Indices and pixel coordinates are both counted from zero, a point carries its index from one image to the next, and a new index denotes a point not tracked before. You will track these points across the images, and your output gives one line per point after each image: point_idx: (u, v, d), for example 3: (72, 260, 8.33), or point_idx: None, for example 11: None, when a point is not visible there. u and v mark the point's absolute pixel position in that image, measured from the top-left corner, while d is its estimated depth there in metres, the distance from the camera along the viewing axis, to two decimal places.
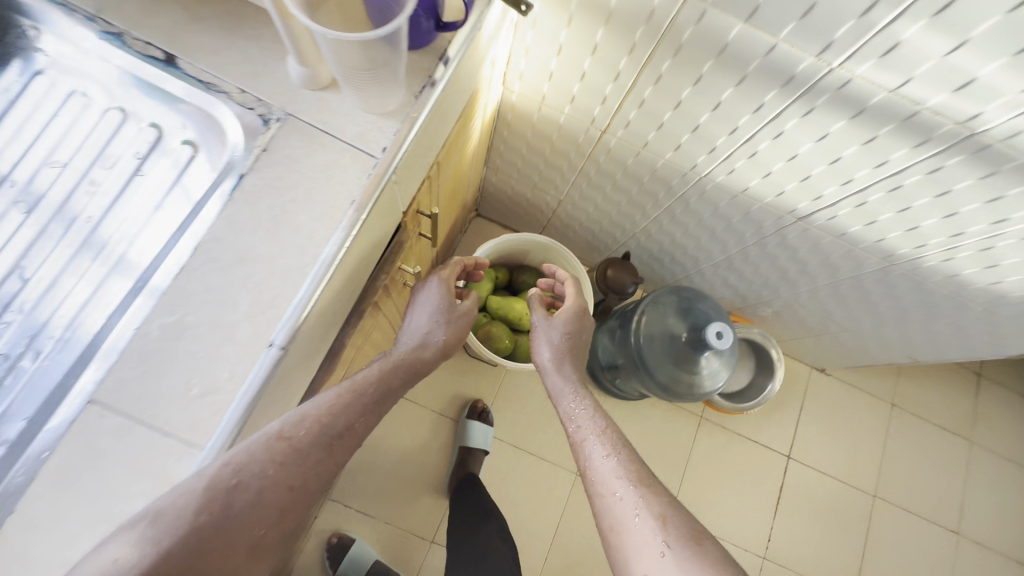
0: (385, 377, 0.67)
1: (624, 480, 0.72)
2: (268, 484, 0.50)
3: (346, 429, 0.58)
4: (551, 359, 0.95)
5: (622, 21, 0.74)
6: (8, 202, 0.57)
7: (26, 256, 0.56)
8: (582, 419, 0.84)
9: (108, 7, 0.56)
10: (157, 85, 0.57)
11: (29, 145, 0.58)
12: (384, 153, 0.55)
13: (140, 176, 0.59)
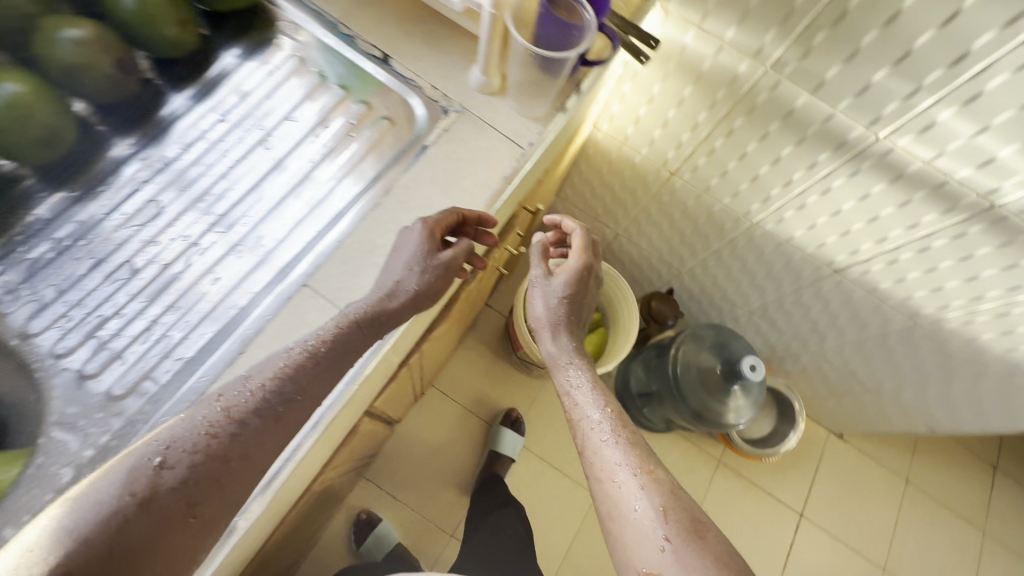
0: (340, 333, 0.55)
1: (627, 463, 0.61)
2: (201, 460, 0.46)
3: (286, 386, 0.51)
4: (546, 321, 0.77)
5: (709, 82, 0.92)
6: (154, 198, 0.64)
7: (160, 244, 0.62)
8: (579, 382, 0.72)
9: (346, 14, 0.71)
10: (368, 73, 0.71)
11: (188, 156, 0.67)
12: (530, 146, 0.70)
13: (289, 196, 0.66)
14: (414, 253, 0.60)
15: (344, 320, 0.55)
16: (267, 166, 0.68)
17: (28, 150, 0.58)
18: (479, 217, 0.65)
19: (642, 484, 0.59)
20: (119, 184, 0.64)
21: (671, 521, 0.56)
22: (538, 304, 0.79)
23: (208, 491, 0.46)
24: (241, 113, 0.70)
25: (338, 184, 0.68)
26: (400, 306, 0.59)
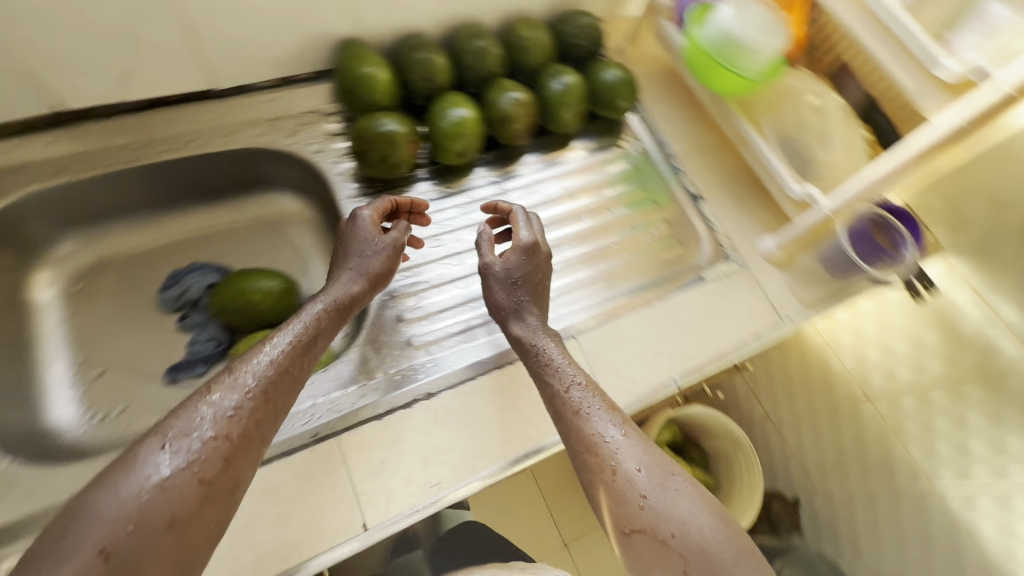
0: (315, 321, 0.55)
1: (606, 419, 0.51)
2: (206, 443, 0.42)
3: (282, 364, 0.49)
4: (500, 307, 0.64)
5: (971, 341, 0.78)
6: (459, 243, 0.77)
7: (457, 273, 0.75)
8: (535, 350, 0.59)
9: (686, 156, 0.88)
10: (682, 203, 0.86)
11: (500, 213, 0.81)
12: (789, 320, 0.76)
13: (570, 262, 0.79)
14: (359, 241, 0.63)
15: (314, 312, 0.55)
16: (579, 233, 0.82)
17: (447, 152, 0.77)
18: (508, 209, 0.71)
19: (624, 437, 0.50)
20: (475, 195, 0.82)
21: (648, 465, 0.48)
22: (497, 292, 0.65)
23: (218, 486, 0.42)
24: (578, 186, 0.86)
25: (617, 271, 0.80)
26: (349, 288, 0.60)
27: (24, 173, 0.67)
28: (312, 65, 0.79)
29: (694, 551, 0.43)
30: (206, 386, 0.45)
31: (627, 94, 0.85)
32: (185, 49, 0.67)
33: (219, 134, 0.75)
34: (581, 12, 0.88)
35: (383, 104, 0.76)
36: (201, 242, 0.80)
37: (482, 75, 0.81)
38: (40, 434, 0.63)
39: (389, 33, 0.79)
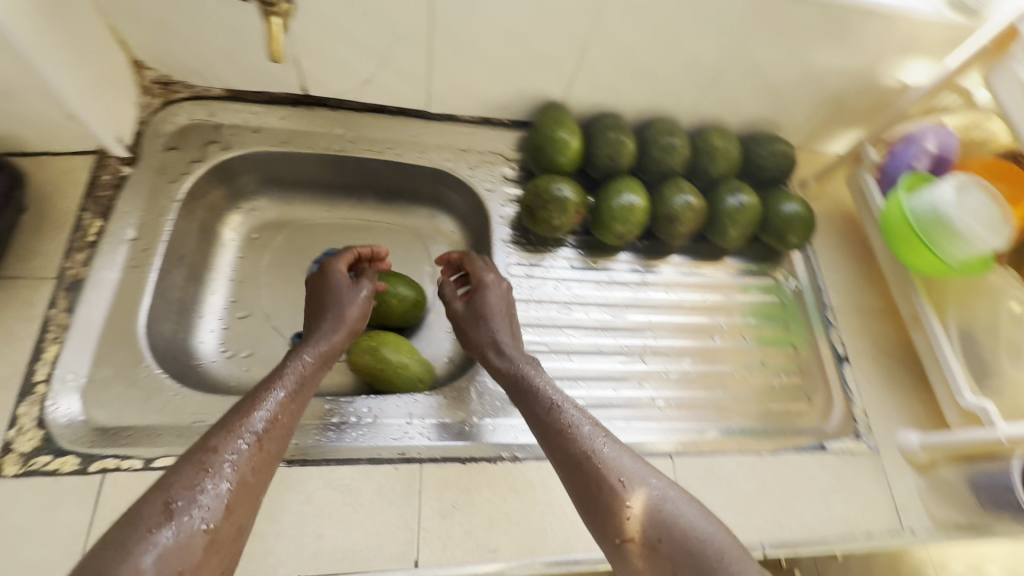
0: (300, 369, 0.59)
1: (586, 429, 0.54)
2: (214, 491, 0.46)
3: (276, 410, 0.54)
4: (483, 343, 0.67)
5: None
6: (582, 318, 0.78)
7: (571, 345, 0.75)
8: (517, 375, 0.62)
9: (841, 311, 0.83)
10: (823, 358, 0.80)
11: (629, 302, 0.81)
12: (911, 533, 0.67)
13: (687, 377, 0.77)
14: (342, 291, 0.68)
15: (299, 361, 0.60)
16: (704, 349, 0.80)
17: (606, 231, 0.78)
18: (461, 256, 0.75)
19: (605, 445, 0.53)
20: (615, 276, 0.82)
21: (633, 469, 0.51)
22: (474, 330, 0.69)
23: (221, 532, 0.45)
24: (716, 301, 0.84)
25: (729, 403, 0.76)
26: (334, 333, 0.65)
27: (260, 135, 0.78)
28: (512, 114, 0.85)
29: (683, 552, 0.44)
30: (206, 444, 0.48)
31: (802, 231, 0.82)
32: (421, 74, 0.75)
33: (415, 149, 0.83)
34: (777, 138, 0.88)
35: (563, 169, 0.79)
36: (360, 229, 0.87)
37: (661, 169, 0.82)
38: (184, 351, 0.71)
39: (591, 108, 0.84)
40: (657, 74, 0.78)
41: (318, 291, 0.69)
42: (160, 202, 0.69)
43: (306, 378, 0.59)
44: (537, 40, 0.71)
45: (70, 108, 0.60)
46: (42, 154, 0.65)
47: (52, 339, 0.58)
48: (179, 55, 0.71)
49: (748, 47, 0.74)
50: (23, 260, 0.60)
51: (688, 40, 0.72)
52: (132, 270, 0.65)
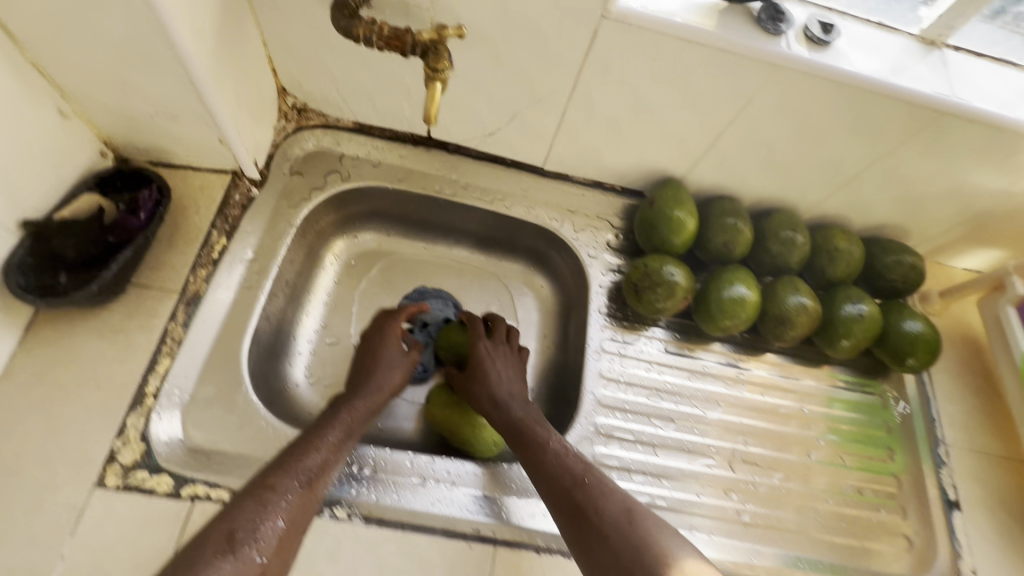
0: (353, 420, 0.62)
1: (576, 465, 0.58)
2: (268, 527, 0.47)
3: (325, 457, 0.56)
4: (484, 399, 0.68)
5: None
6: (669, 408, 0.73)
7: (656, 438, 0.71)
8: (518, 423, 0.65)
9: (954, 450, 0.76)
10: (932, 500, 0.73)
11: (721, 399, 0.76)
12: None
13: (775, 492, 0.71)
14: (388, 347, 0.71)
15: (348, 412, 0.62)
16: (796, 464, 0.74)
17: (710, 321, 0.74)
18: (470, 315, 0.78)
19: (592, 480, 0.56)
20: (709, 367, 0.78)
21: (614, 503, 0.54)
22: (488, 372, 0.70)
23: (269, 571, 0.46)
24: (814, 412, 0.78)
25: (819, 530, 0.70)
26: (380, 390, 0.67)
27: (378, 169, 0.79)
28: (626, 183, 0.83)
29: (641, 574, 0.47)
30: (266, 481, 0.50)
31: (924, 356, 0.75)
32: (548, 135, 0.75)
33: (523, 204, 0.82)
34: (905, 246, 0.81)
35: (674, 249, 0.76)
36: (453, 270, 0.87)
37: (775, 263, 0.78)
38: (275, 373, 0.72)
39: (710, 189, 0.80)
40: (792, 168, 0.74)
41: (370, 351, 0.71)
42: (279, 227, 0.71)
43: (355, 423, 0.61)
44: (676, 121, 0.69)
45: (221, 134, 0.62)
46: (183, 167, 0.67)
47: (166, 353, 0.59)
48: (319, 86, 0.72)
49: (901, 158, 0.69)
50: (152, 270, 0.62)
51: (837, 142, 0.68)
52: (245, 291, 0.66)
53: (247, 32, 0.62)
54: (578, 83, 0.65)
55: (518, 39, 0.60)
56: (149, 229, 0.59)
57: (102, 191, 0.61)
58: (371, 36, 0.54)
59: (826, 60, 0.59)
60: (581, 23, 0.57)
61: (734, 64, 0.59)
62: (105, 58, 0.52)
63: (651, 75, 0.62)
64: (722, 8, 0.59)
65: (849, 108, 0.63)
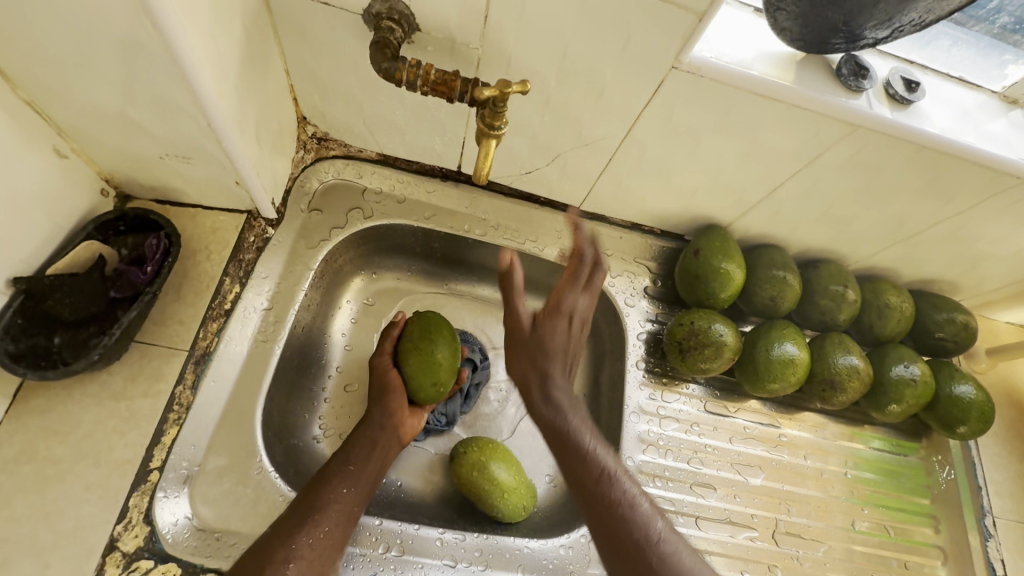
0: (361, 453, 0.58)
1: (633, 490, 0.49)
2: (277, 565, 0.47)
3: (338, 498, 0.53)
4: (529, 376, 0.56)
5: None
6: (711, 476, 0.69)
7: (699, 509, 0.67)
8: (562, 423, 0.53)
9: (1002, 521, 0.73)
10: (977, 574, 0.70)
11: (764, 462, 0.72)
12: None
13: (818, 566, 0.68)
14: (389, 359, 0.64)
15: (359, 445, 0.59)
16: (836, 534, 0.71)
17: (755, 382, 0.70)
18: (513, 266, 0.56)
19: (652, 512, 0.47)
20: (750, 428, 0.74)
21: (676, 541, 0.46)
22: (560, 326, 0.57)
23: None
24: (857, 476, 0.75)
25: None
26: (393, 418, 0.61)
27: (404, 206, 0.72)
28: (667, 226, 0.77)
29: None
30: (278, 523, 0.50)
31: (976, 425, 0.72)
32: (590, 178, 0.69)
33: (556, 245, 0.76)
34: (956, 303, 0.77)
35: (719, 302, 0.71)
36: (479, 310, 0.80)
37: (823, 319, 0.74)
38: (290, 428, 0.65)
39: (758, 237, 0.75)
40: (848, 222, 0.69)
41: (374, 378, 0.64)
42: (297, 271, 0.65)
43: (365, 450, 0.58)
44: (733, 171, 0.63)
45: (238, 176, 0.56)
46: (194, 206, 0.61)
47: (172, 420, 0.53)
48: (340, 115, 0.65)
49: (968, 218, 0.65)
50: (158, 325, 0.56)
51: (904, 200, 0.63)
52: (259, 346, 0.60)
53: (270, 62, 0.56)
54: (633, 130, 0.59)
55: (573, 83, 0.55)
56: (156, 284, 0.53)
57: (103, 237, 0.55)
58: (416, 80, 0.49)
59: (908, 120, 0.54)
60: (646, 72, 0.52)
61: (808, 121, 0.54)
62: (112, 98, 0.45)
63: (714, 126, 0.57)
64: (799, 59, 0.54)
65: (924, 169, 0.58)
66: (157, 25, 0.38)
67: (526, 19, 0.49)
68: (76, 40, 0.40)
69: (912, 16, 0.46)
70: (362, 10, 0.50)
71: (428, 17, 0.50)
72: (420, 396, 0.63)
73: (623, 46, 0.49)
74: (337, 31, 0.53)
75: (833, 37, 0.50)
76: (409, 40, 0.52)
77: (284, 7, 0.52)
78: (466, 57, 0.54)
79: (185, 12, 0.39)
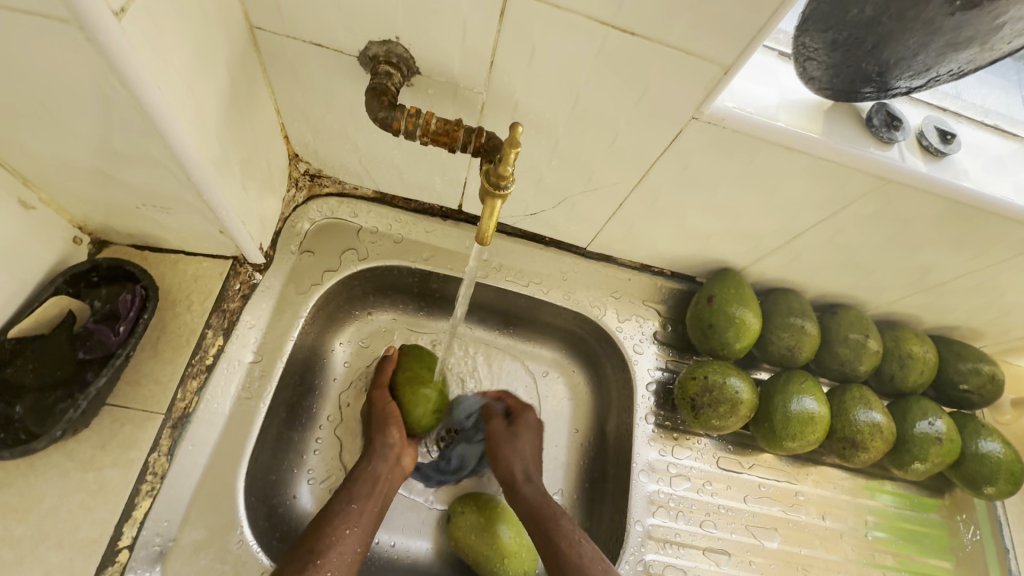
0: (364, 490, 0.58)
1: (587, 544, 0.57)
2: None
3: (343, 538, 0.53)
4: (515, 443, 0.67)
5: None
6: (722, 540, 0.66)
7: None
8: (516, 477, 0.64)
9: None
10: None
11: (779, 524, 0.69)
12: None
13: None
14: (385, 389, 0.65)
15: (364, 480, 0.58)
16: None
17: (772, 440, 0.65)
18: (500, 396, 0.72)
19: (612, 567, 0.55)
20: (764, 485, 0.70)
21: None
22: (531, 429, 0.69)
23: None
24: (876, 537, 0.71)
25: None
26: (394, 448, 0.61)
27: (401, 247, 0.68)
28: (679, 269, 0.73)
29: None
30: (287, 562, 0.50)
31: (1004, 486, 0.68)
32: (598, 223, 0.65)
33: (562, 289, 0.72)
34: (980, 352, 0.74)
35: (734, 352, 0.67)
36: (479, 351, 0.76)
37: (842, 370, 0.70)
38: (275, 487, 0.60)
39: (774, 282, 0.71)
40: (871, 270, 0.65)
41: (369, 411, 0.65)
42: (285, 319, 0.60)
43: (368, 480, 0.59)
44: (751, 219, 0.60)
45: (222, 226, 0.52)
46: (176, 252, 0.57)
47: (145, 492, 0.49)
48: (332, 152, 0.61)
49: (998, 270, 0.61)
50: (132, 385, 0.52)
51: (932, 252, 0.60)
52: (243, 404, 0.56)
53: (258, 103, 0.52)
54: (647, 177, 0.55)
55: (584, 130, 0.51)
56: (128, 345, 0.50)
57: (74, 290, 0.51)
58: (415, 130, 0.45)
59: (941, 174, 0.51)
60: (663, 122, 0.48)
61: (834, 174, 0.51)
62: (84, 152, 0.42)
63: (734, 175, 0.53)
64: (827, 107, 0.50)
65: (955, 224, 0.55)
66: (125, 83, 0.35)
67: (536, 66, 0.45)
68: (43, 95, 0.36)
69: (951, 65, 0.44)
70: (357, 53, 0.47)
71: (428, 60, 0.46)
72: (416, 421, 0.65)
73: (639, 96, 0.46)
74: (330, 71, 0.49)
75: (863, 86, 0.47)
76: (408, 84, 0.49)
77: (274, 47, 0.48)
78: (469, 101, 0.50)
79: (157, 68, 0.36)
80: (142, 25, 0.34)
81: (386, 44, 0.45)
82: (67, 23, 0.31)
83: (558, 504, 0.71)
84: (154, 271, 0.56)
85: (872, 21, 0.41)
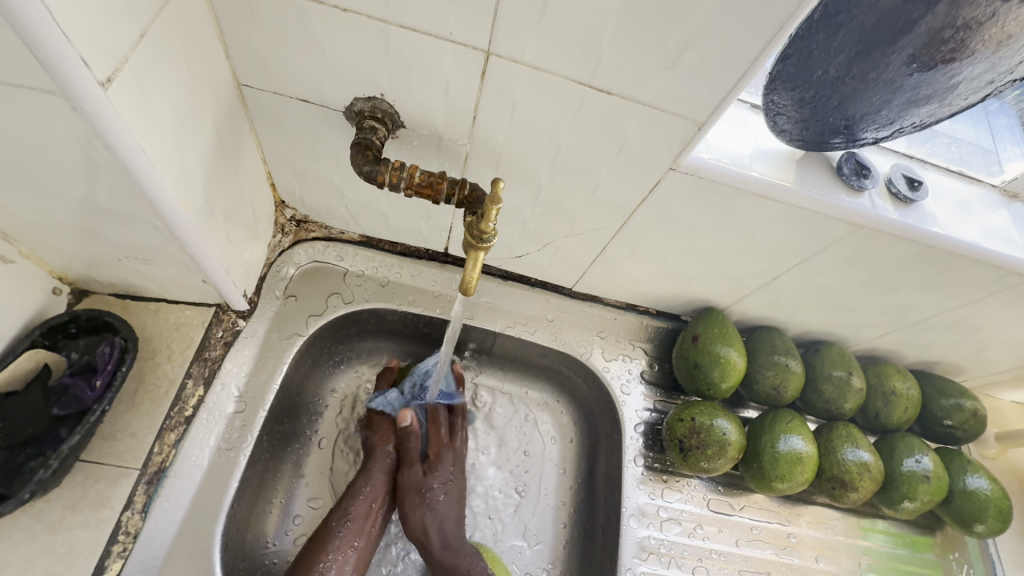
0: (360, 512, 0.59)
1: None
2: None
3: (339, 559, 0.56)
4: (422, 524, 0.61)
5: None
6: None
7: None
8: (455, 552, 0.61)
9: None
10: None
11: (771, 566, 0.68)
12: None
13: None
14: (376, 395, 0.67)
15: (361, 501, 0.60)
16: None
17: (761, 481, 0.64)
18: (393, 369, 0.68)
19: None
20: (757, 527, 0.70)
21: None
22: (437, 496, 0.63)
23: None
24: None
25: None
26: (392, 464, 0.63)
27: (387, 289, 0.67)
28: (665, 309, 0.73)
29: None
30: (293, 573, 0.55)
31: (994, 524, 0.68)
32: (582, 265, 0.65)
33: (548, 330, 0.72)
34: (962, 387, 0.74)
35: (720, 393, 0.66)
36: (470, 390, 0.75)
37: (828, 408, 0.70)
38: (254, 538, 0.58)
39: (760, 321, 0.72)
40: (851, 309, 0.66)
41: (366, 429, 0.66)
42: (268, 365, 0.59)
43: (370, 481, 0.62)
44: (732, 261, 0.61)
45: (204, 275, 0.52)
46: (158, 300, 0.57)
47: (117, 553, 0.48)
48: (318, 200, 0.61)
49: (974, 308, 0.63)
50: (106, 441, 0.51)
51: (911, 292, 0.61)
52: (222, 455, 0.54)
53: (244, 153, 0.52)
54: (628, 223, 0.56)
55: (566, 178, 0.52)
56: (105, 400, 0.50)
57: (50, 342, 0.51)
58: (399, 183, 0.47)
59: (911, 220, 0.53)
60: (642, 172, 0.49)
61: (810, 219, 0.52)
62: (67, 209, 0.42)
63: (710, 222, 0.55)
64: (799, 156, 0.52)
65: (929, 267, 0.57)
66: (108, 148, 0.35)
67: (517, 119, 0.46)
68: (27, 157, 0.37)
69: (913, 119, 0.46)
70: (343, 108, 0.48)
71: (411, 114, 0.48)
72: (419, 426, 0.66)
73: (618, 148, 0.47)
74: (317, 125, 0.50)
75: (832, 137, 0.48)
76: (393, 136, 0.50)
77: (259, 101, 0.49)
78: (453, 152, 0.51)
79: (144, 132, 0.37)
80: (129, 94, 0.35)
81: (371, 99, 0.47)
82: (54, 93, 0.31)
83: (543, 554, 0.69)
84: (135, 320, 0.56)
85: (836, 80, 0.43)
